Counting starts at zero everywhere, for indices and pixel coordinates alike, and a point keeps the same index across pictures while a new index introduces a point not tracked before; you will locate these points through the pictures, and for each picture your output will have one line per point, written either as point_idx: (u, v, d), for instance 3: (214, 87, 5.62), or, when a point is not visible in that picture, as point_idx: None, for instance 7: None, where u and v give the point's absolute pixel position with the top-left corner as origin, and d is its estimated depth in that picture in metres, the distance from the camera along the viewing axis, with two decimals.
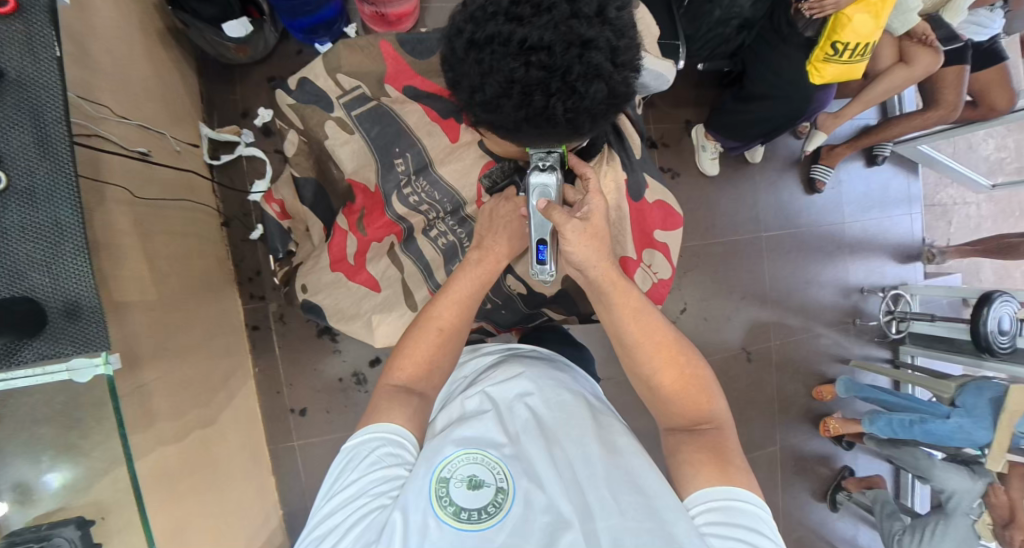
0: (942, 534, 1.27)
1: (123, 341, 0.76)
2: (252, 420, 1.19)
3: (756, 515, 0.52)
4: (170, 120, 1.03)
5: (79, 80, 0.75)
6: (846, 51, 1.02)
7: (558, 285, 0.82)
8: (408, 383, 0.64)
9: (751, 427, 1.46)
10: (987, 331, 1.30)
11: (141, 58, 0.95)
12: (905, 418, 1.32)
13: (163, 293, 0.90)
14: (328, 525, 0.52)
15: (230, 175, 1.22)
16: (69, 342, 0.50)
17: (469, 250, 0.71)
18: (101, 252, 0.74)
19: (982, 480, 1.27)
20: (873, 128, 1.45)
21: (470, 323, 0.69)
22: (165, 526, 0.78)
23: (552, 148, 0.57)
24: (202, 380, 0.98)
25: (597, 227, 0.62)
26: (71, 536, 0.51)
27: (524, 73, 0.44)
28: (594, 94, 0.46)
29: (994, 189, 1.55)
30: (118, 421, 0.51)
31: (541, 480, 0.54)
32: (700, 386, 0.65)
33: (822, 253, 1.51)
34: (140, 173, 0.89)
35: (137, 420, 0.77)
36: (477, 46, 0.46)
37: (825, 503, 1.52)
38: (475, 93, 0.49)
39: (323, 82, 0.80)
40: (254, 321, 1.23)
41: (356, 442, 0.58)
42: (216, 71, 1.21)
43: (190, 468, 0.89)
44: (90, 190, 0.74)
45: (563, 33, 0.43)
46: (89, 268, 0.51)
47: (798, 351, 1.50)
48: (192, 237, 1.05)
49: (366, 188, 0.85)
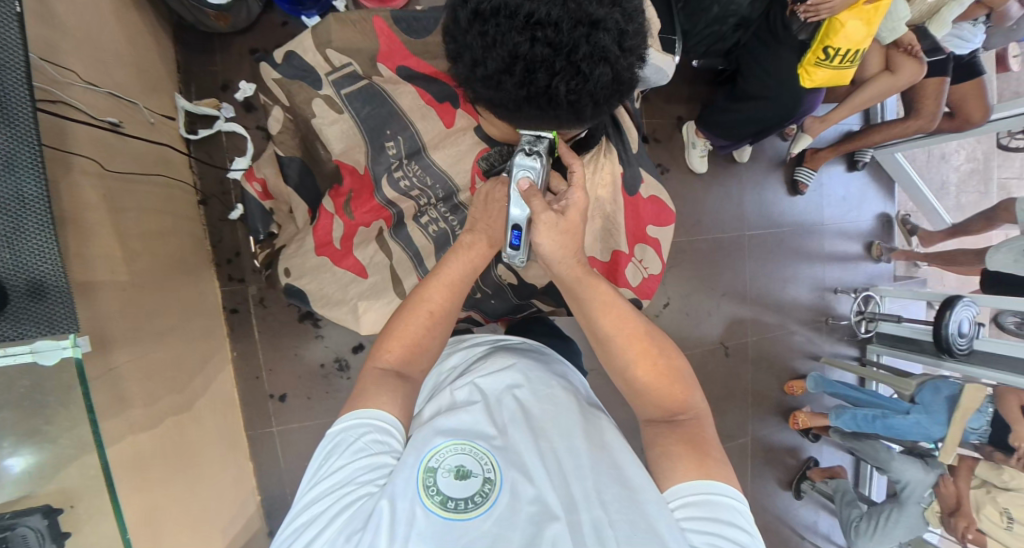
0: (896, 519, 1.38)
1: (91, 322, 0.72)
2: (229, 404, 1.16)
3: (735, 507, 0.53)
4: (143, 88, 0.97)
5: (41, 40, 0.69)
6: (837, 56, 1.05)
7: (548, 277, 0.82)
8: (395, 365, 0.63)
9: (725, 420, 1.50)
10: (948, 333, 1.36)
11: (111, 20, 0.89)
12: (869, 413, 1.38)
13: (135, 272, 0.85)
14: (312, 512, 0.51)
15: (208, 150, 1.16)
16: (33, 324, 0.47)
17: (460, 234, 0.68)
18: (66, 227, 0.70)
19: (934, 472, 1.35)
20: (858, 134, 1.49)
21: (460, 307, 0.67)
22: (136, 514, 0.75)
23: (542, 134, 0.55)
24: (175, 364, 0.94)
25: (573, 222, 0.60)
26: (36, 526, 0.49)
27: (528, 50, 0.38)
28: (599, 77, 0.40)
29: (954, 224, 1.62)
30: (88, 405, 0.49)
31: (528, 471, 0.54)
32: (675, 377, 0.64)
33: (800, 253, 1.55)
34: (110, 143, 0.84)
35: (107, 406, 0.73)
36: (481, 18, 0.40)
37: (790, 491, 1.58)
38: (474, 68, 0.42)
39: (312, 57, 0.76)
40: (232, 303, 1.19)
41: (341, 427, 0.56)
42: (193, 39, 1.14)
43: (162, 454, 0.86)
44: (55, 160, 0.70)
45: (571, 10, 0.37)
46: (56, 246, 0.48)
47: (773, 347, 1.54)
48: (166, 213, 1.00)
49: (354, 170, 0.83)
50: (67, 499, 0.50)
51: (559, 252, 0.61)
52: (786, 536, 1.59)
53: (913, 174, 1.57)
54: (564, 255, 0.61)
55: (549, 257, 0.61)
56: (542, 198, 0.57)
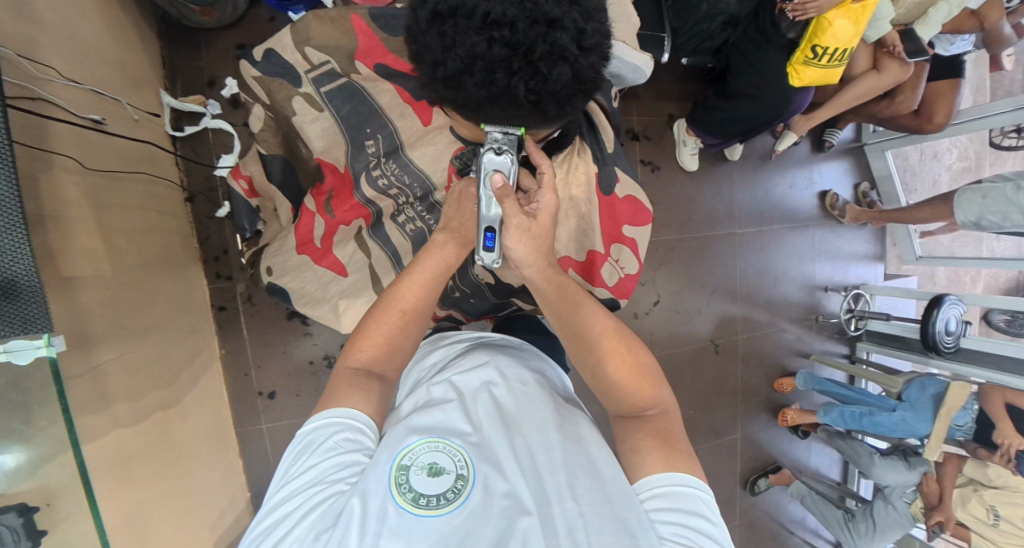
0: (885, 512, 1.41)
1: (72, 318, 0.73)
2: (217, 401, 1.17)
3: (700, 497, 0.54)
4: (126, 84, 0.97)
5: (20, 37, 0.69)
6: (826, 55, 1.05)
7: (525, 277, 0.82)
8: (367, 364, 0.63)
9: (715, 417, 1.50)
10: (934, 331, 1.36)
11: (92, 15, 0.89)
12: (856, 410, 1.39)
13: (119, 268, 0.86)
14: (283, 511, 0.50)
15: (194, 147, 1.16)
16: (6, 323, 0.47)
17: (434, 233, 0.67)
18: (46, 224, 0.70)
19: (917, 470, 1.36)
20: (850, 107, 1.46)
21: (434, 306, 0.67)
22: (121, 509, 0.76)
23: (509, 131, 0.52)
24: (160, 361, 0.94)
25: (544, 220, 0.60)
26: (13, 524, 0.49)
27: (486, 50, 0.37)
28: (558, 77, 0.39)
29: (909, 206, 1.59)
30: (63, 404, 0.49)
31: (501, 467, 0.52)
32: (645, 374, 0.64)
33: (790, 249, 1.54)
34: (92, 141, 0.84)
35: (90, 403, 0.74)
36: (440, 18, 0.39)
37: (744, 487, 1.55)
38: (435, 70, 0.42)
39: (291, 55, 0.76)
40: (221, 301, 1.20)
41: (313, 426, 0.56)
42: (180, 35, 1.14)
43: (148, 450, 0.86)
44: (35, 156, 0.70)
45: (527, 9, 0.36)
46: (29, 246, 0.48)
47: (763, 344, 1.54)
48: (150, 210, 1.00)
49: (335, 169, 0.83)
50: (44, 497, 0.50)
51: (528, 253, 0.61)
52: (774, 532, 1.61)
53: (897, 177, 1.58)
54: (532, 258, 0.61)
55: (518, 257, 0.61)
56: (515, 200, 0.56)
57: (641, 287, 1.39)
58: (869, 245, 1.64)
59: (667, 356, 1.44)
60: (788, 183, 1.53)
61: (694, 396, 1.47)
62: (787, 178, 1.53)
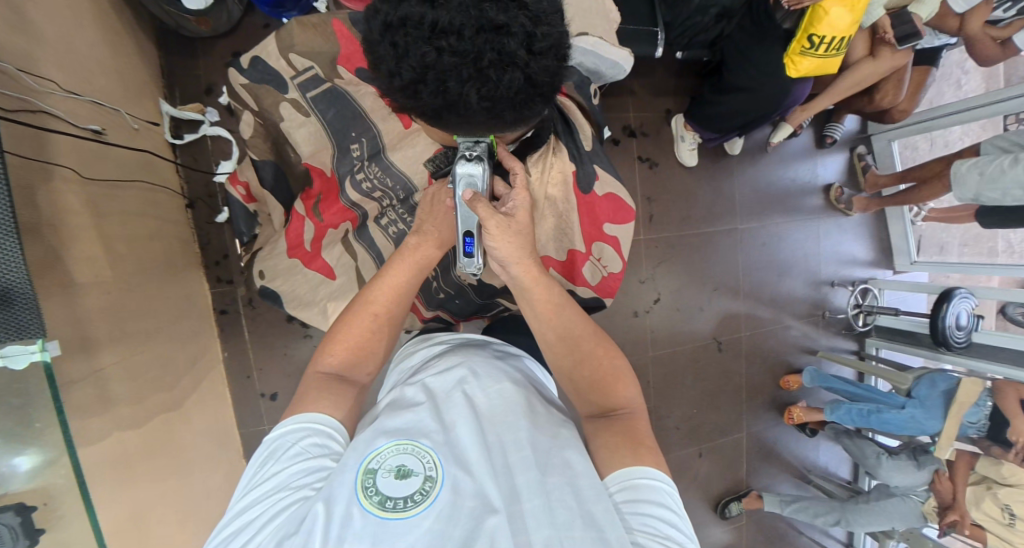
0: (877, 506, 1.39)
1: (74, 324, 0.75)
2: (220, 403, 1.20)
3: (664, 489, 0.55)
4: (125, 94, 1.00)
5: (19, 52, 0.71)
6: (823, 45, 1.02)
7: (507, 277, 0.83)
8: (338, 369, 0.65)
9: (719, 416, 1.48)
10: (945, 326, 1.33)
11: (90, 29, 0.91)
12: (864, 407, 1.36)
13: (120, 274, 0.88)
14: (246, 518, 0.51)
15: (193, 154, 1.19)
16: (2, 329, 0.49)
17: (407, 235, 0.68)
18: (46, 232, 0.72)
19: (927, 469, 1.33)
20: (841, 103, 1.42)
21: (407, 309, 0.69)
22: (125, 507, 0.78)
23: (479, 137, 0.53)
24: (163, 364, 0.97)
25: (521, 222, 0.61)
26: (11, 524, 0.49)
27: (437, 59, 0.38)
28: (510, 83, 0.39)
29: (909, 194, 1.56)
30: (56, 407, 0.50)
31: (470, 467, 0.52)
32: (617, 374, 0.67)
33: (794, 243, 1.51)
34: (92, 151, 0.86)
35: (93, 404, 0.76)
36: (391, 29, 0.39)
37: (716, 512, 1.48)
38: (391, 80, 0.41)
39: (276, 62, 0.77)
40: (222, 304, 1.22)
41: (281, 431, 0.58)
42: (178, 45, 1.17)
43: (152, 450, 0.89)
44: (34, 168, 0.72)
45: (473, 16, 0.36)
46: (21, 255, 0.50)
47: (767, 342, 1.51)
48: (150, 217, 1.02)
49: (322, 173, 0.84)
50: (42, 497, 0.51)
51: (501, 255, 0.61)
52: (782, 531, 1.59)
53: (897, 161, 1.55)
54: (504, 259, 0.62)
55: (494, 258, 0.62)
56: (489, 205, 0.57)
57: (640, 285, 1.37)
58: (874, 238, 1.61)
59: (668, 354, 1.42)
60: (791, 176, 1.50)
61: (697, 394, 1.46)
62: (789, 172, 1.50)
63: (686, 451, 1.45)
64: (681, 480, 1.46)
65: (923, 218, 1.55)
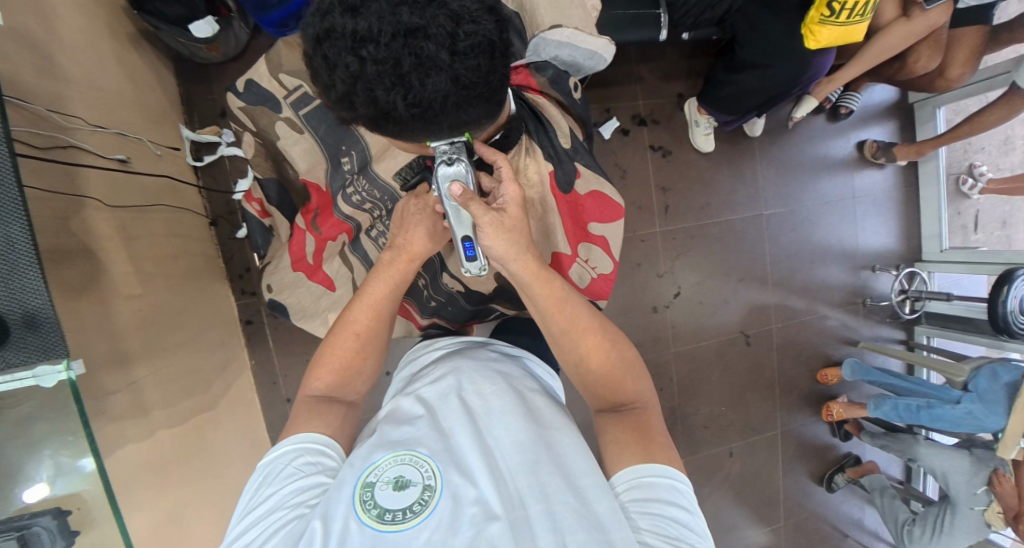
0: (952, 524, 1.26)
1: (111, 341, 0.80)
2: (250, 408, 1.26)
3: (676, 489, 0.55)
4: (148, 123, 1.06)
5: (47, 93, 0.78)
6: (843, 11, 0.94)
7: (492, 281, 0.85)
8: (325, 391, 0.67)
9: (749, 413, 1.41)
10: (1006, 311, 1.20)
11: (112, 65, 0.97)
12: (912, 402, 1.25)
13: (151, 292, 0.94)
14: (245, 540, 0.52)
15: (213, 175, 1.25)
16: (30, 352, 0.50)
17: (383, 251, 0.71)
18: (77, 259, 0.77)
19: (983, 465, 1.22)
20: (873, 71, 1.30)
21: (387, 323, 0.71)
22: (163, 508, 0.84)
23: (456, 139, 0.53)
24: (196, 374, 1.03)
25: (514, 217, 0.61)
26: (48, 526, 0.53)
27: (361, 69, 0.39)
28: (434, 87, 0.39)
29: (941, 130, 1.40)
30: (82, 420, 0.53)
31: (470, 473, 0.52)
32: (629, 367, 0.67)
33: (826, 227, 1.41)
34: (118, 178, 0.92)
35: (132, 412, 0.81)
36: (321, 43, 0.40)
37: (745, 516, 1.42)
38: (329, 93, 0.43)
39: (268, 83, 0.79)
40: (247, 315, 1.29)
41: (274, 455, 0.59)
42: (196, 73, 1.23)
43: (188, 454, 0.94)
44: (65, 200, 0.77)
45: (389, 21, 0.37)
46: (44, 281, 0.50)
47: (802, 333, 1.42)
48: (177, 238, 1.09)
49: (318, 187, 0.87)
50: (77, 502, 0.54)
51: (509, 254, 0.62)
52: (826, 533, 1.49)
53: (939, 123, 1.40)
54: (507, 254, 0.62)
55: (499, 255, 0.62)
56: (481, 201, 0.57)
57: (660, 279, 1.33)
58: (919, 219, 1.47)
59: (691, 351, 1.37)
60: (820, 155, 1.40)
61: (726, 390, 1.39)
62: (819, 149, 1.40)
63: (715, 450, 1.40)
64: (711, 480, 1.40)
65: (980, 191, 1.42)
